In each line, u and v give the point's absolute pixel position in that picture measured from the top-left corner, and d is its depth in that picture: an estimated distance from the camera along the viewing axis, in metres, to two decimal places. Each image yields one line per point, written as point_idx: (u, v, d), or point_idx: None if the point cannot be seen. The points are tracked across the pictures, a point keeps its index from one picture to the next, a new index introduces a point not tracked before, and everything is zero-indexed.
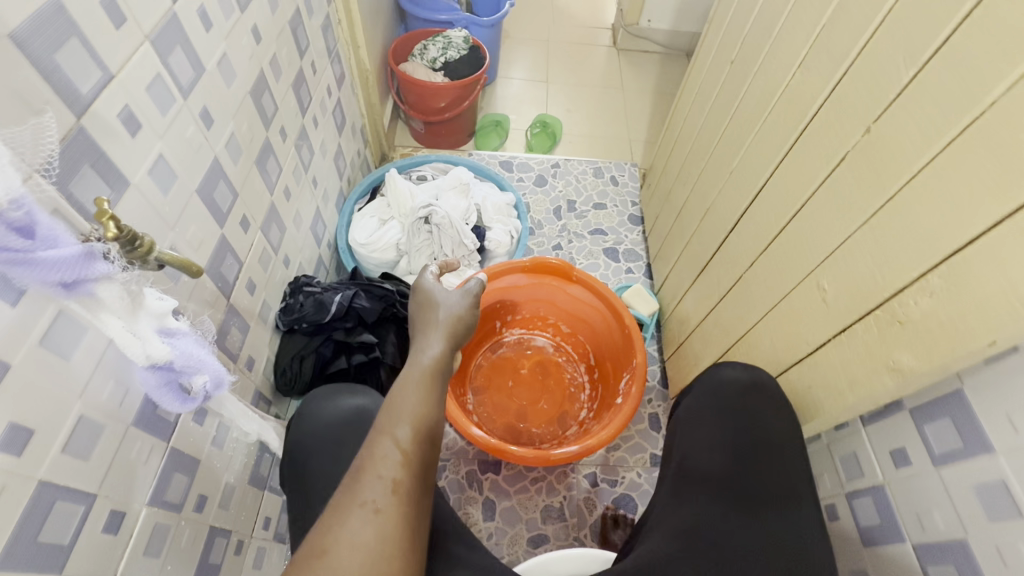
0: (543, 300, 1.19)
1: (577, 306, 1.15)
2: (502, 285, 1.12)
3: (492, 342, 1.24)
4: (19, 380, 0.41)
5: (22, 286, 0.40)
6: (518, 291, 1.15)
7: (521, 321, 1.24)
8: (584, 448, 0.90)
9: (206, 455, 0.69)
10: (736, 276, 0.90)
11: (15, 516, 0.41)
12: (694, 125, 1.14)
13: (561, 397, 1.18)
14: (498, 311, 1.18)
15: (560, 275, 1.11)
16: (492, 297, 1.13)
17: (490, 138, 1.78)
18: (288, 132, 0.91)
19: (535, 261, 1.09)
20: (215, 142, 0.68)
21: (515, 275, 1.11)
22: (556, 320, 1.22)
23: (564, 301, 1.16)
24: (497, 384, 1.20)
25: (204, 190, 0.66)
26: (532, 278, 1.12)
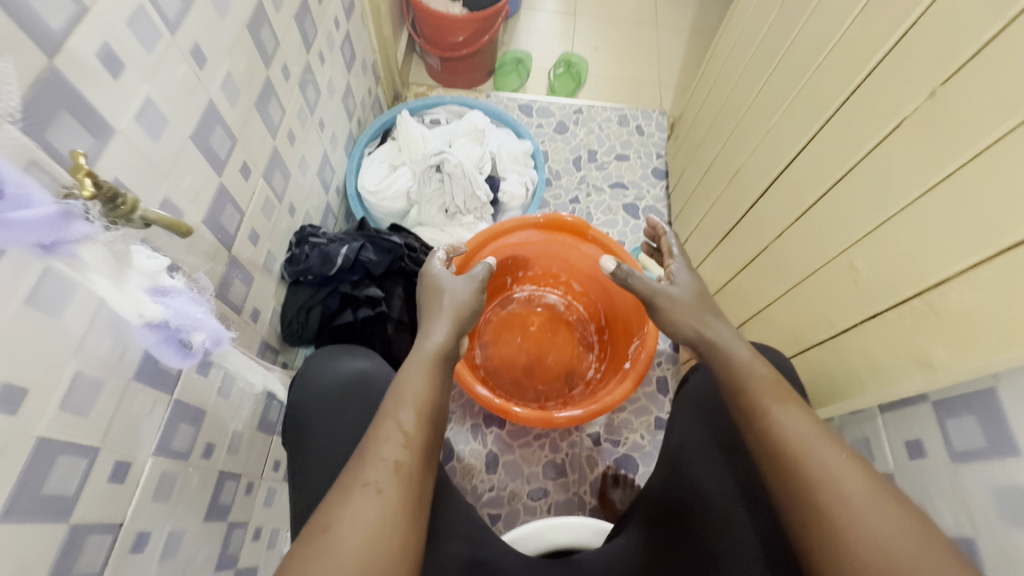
0: (555, 257, 1.14)
1: (591, 266, 1.10)
2: (514, 241, 1.07)
3: (502, 297, 1.21)
4: (8, 338, 0.40)
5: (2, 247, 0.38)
6: (530, 247, 1.11)
7: (532, 278, 1.21)
8: (588, 413, 0.89)
9: (212, 404, 0.70)
10: (762, 245, 0.85)
11: (16, 472, 0.42)
12: (731, 73, 1.03)
13: (568, 356, 1.18)
14: (509, 267, 1.15)
15: (576, 233, 1.06)
16: (504, 253, 1.09)
17: (510, 78, 1.66)
18: (291, 70, 0.85)
19: (550, 217, 1.04)
20: (209, 83, 0.63)
21: (529, 231, 1.06)
22: (568, 278, 1.18)
23: (578, 261, 1.12)
24: (505, 340, 1.19)
25: (199, 136, 0.62)
26: (546, 235, 1.07)
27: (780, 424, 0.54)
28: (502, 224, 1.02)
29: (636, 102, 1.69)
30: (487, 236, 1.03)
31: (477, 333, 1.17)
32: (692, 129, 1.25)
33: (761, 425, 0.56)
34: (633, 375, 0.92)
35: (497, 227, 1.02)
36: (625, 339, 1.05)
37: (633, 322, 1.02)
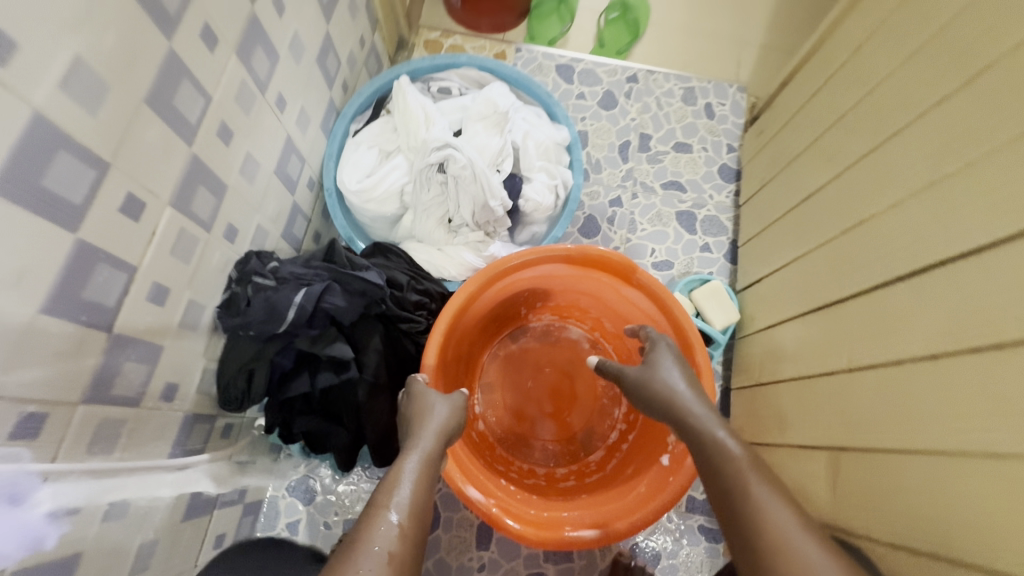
0: (585, 293, 0.89)
1: (630, 311, 0.85)
2: (530, 276, 0.83)
3: (515, 328, 0.98)
4: None
5: None
6: (554, 279, 0.85)
7: (553, 308, 0.96)
8: (606, 532, 0.69)
9: (96, 538, 0.51)
10: (890, 356, 0.57)
11: None
12: (870, 67, 0.71)
13: (588, 409, 0.96)
14: (524, 298, 0.90)
15: (615, 272, 0.80)
16: (517, 287, 0.84)
17: (549, 22, 1.28)
18: (224, 33, 0.57)
19: (580, 251, 0.78)
20: (32, 84, 0.37)
21: (552, 264, 0.80)
22: (598, 316, 0.93)
23: (613, 301, 0.86)
24: (513, 382, 0.97)
25: (15, 181, 0.37)
26: (573, 270, 0.82)
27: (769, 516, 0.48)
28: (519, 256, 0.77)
29: (706, 66, 1.33)
30: (499, 271, 0.78)
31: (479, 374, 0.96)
32: (785, 129, 0.93)
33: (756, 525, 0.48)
34: (671, 489, 0.70)
35: (505, 262, 0.77)
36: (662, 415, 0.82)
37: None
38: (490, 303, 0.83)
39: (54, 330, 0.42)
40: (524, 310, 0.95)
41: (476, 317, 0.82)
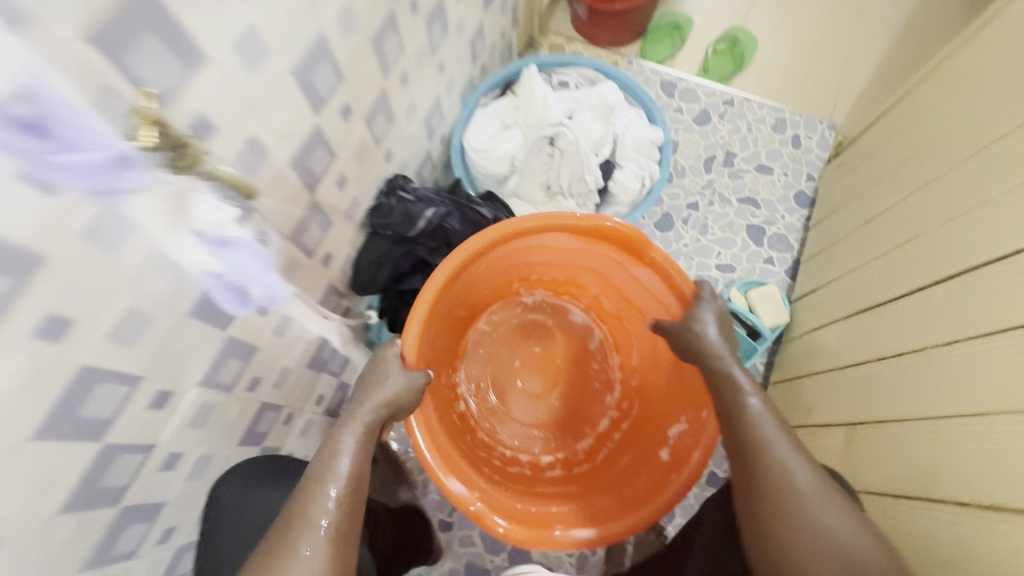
0: (587, 268, 0.96)
1: (631, 290, 0.92)
2: (533, 243, 0.89)
3: (506, 301, 1.05)
4: (62, 265, 0.39)
5: (57, 185, 0.36)
6: (560, 250, 0.92)
7: (547, 283, 1.04)
8: (598, 530, 0.78)
9: (265, 344, 0.70)
10: (918, 345, 0.67)
11: (52, 397, 0.42)
12: (948, 110, 0.80)
13: (579, 389, 1.06)
14: (523, 269, 0.98)
15: (624, 250, 0.85)
16: (521, 253, 0.91)
17: (660, 45, 1.46)
18: (421, 4, 0.77)
19: (590, 223, 0.83)
20: (325, 11, 0.57)
21: (559, 234, 0.86)
22: (596, 293, 1.01)
23: (616, 278, 0.93)
24: (502, 353, 1.06)
25: (301, 71, 0.56)
26: (579, 242, 0.88)
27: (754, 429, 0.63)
28: (529, 222, 0.83)
29: (802, 103, 1.43)
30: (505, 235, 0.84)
31: (466, 342, 1.03)
32: (863, 163, 1.02)
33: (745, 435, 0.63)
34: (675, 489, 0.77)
35: (507, 227, 0.82)
36: (669, 406, 0.89)
37: (677, 394, 0.87)
38: (490, 265, 0.90)
39: (290, 179, 0.62)
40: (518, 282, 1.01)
41: (476, 278, 0.89)
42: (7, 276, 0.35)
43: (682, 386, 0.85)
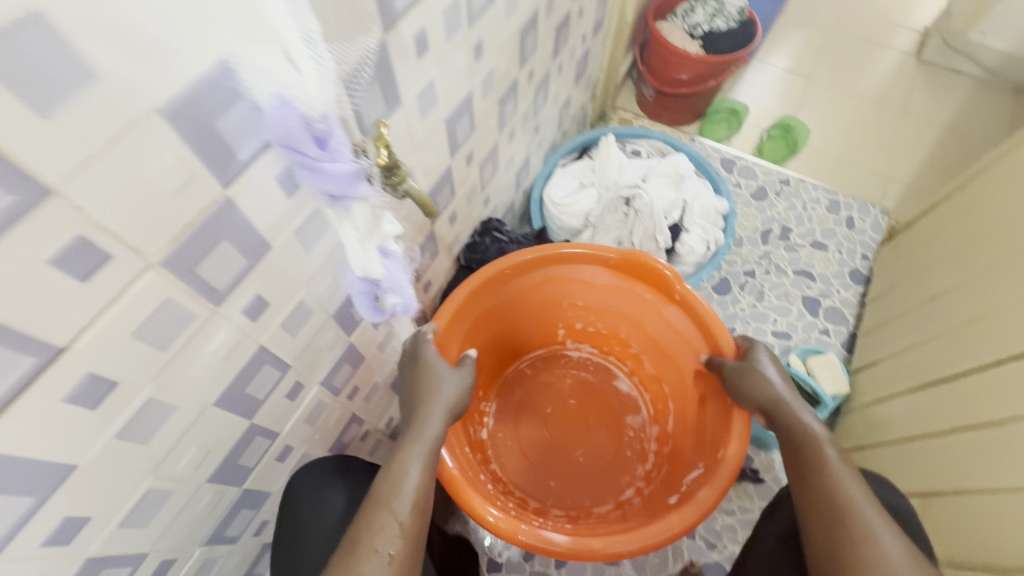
0: (627, 319, 0.88)
1: (672, 344, 0.83)
2: (572, 278, 0.83)
3: (549, 352, 0.98)
4: (275, 255, 0.46)
5: (299, 182, 0.44)
6: (595, 291, 0.85)
7: (592, 339, 0.96)
8: (576, 546, 0.63)
9: (370, 355, 0.75)
10: (989, 416, 0.69)
11: (237, 368, 0.48)
12: (1004, 202, 0.86)
13: (607, 456, 0.91)
14: (565, 312, 0.90)
15: (659, 288, 0.80)
16: (557, 288, 0.85)
17: (717, 126, 1.57)
18: (535, 75, 0.89)
19: (624, 256, 0.79)
20: (476, 75, 0.68)
21: (591, 266, 0.81)
22: (639, 352, 0.91)
23: (654, 327, 0.85)
24: (533, 406, 0.95)
25: (451, 120, 0.66)
26: (614, 280, 0.82)
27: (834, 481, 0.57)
28: (563, 247, 0.79)
29: (852, 189, 1.51)
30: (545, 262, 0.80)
31: (497, 380, 0.94)
32: (920, 246, 1.07)
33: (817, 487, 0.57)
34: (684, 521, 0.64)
35: (552, 248, 0.78)
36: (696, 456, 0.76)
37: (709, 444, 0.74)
38: (529, 292, 0.84)
39: None
40: (561, 330, 0.95)
41: (508, 304, 0.83)
42: (246, 256, 0.43)
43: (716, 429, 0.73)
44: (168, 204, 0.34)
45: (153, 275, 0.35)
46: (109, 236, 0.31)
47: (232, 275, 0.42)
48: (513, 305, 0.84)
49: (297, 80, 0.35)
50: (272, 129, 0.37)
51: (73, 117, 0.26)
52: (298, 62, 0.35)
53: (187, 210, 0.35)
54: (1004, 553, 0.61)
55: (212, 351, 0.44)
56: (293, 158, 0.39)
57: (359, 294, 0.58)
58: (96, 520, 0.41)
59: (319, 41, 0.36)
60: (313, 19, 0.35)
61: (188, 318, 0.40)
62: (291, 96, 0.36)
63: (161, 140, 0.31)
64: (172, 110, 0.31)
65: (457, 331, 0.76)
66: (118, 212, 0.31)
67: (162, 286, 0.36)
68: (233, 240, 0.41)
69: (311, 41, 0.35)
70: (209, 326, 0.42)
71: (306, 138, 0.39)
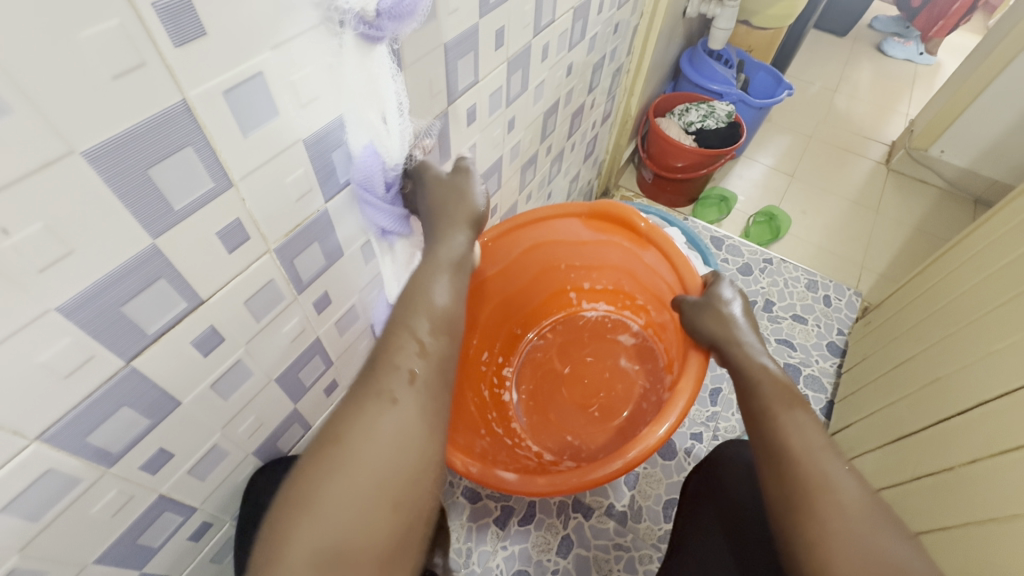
0: (623, 271, 0.97)
1: (658, 285, 0.91)
2: (564, 238, 0.93)
3: (567, 315, 1.06)
4: (344, 262, 0.58)
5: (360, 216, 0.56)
6: (586, 249, 0.96)
7: (603, 294, 1.04)
8: (526, 486, 0.67)
9: None
10: (946, 463, 0.77)
11: (298, 351, 0.58)
12: (954, 284, 1.00)
13: (620, 406, 0.95)
14: (566, 273, 1.00)
15: (628, 230, 0.89)
16: (551, 253, 0.95)
17: (709, 210, 1.77)
18: (552, 149, 1.06)
19: (594, 206, 0.88)
20: (507, 143, 0.83)
21: (570, 222, 0.90)
22: (645, 303, 0.97)
23: (642, 273, 0.93)
24: (555, 366, 1.02)
25: (484, 177, 0.81)
26: (597, 236, 0.92)
27: (785, 427, 0.57)
28: (540, 207, 0.88)
29: (831, 273, 1.67)
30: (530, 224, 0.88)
31: (521, 349, 1.03)
32: (886, 321, 1.19)
33: (765, 428, 0.59)
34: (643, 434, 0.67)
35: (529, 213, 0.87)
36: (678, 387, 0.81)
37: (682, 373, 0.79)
38: (524, 257, 0.92)
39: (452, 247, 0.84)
40: (572, 293, 1.04)
41: (509, 268, 0.91)
42: (326, 257, 0.54)
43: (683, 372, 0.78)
44: (291, 207, 0.46)
45: (267, 258, 0.47)
46: (252, 222, 0.43)
47: (313, 271, 0.54)
48: (519, 269, 0.93)
49: (386, 138, 0.49)
50: (358, 170, 0.50)
51: (258, 137, 0.39)
52: (389, 126, 0.48)
53: (301, 213, 0.48)
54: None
55: (285, 331, 0.54)
56: (363, 193, 0.52)
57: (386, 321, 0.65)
58: (174, 460, 0.49)
59: (406, 116, 0.49)
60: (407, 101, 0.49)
61: (278, 299, 0.51)
62: (377, 148, 0.49)
63: (298, 160, 0.44)
64: (309, 141, 0.44)
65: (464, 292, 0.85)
66: (263, 207, 0.43)
67: (271, 267, 0.48)
68: (321, 243, 0.53)
69: (402, 115, 0.49)
70: (290, 309, 0.53)
71: (379, 181, 0.51)
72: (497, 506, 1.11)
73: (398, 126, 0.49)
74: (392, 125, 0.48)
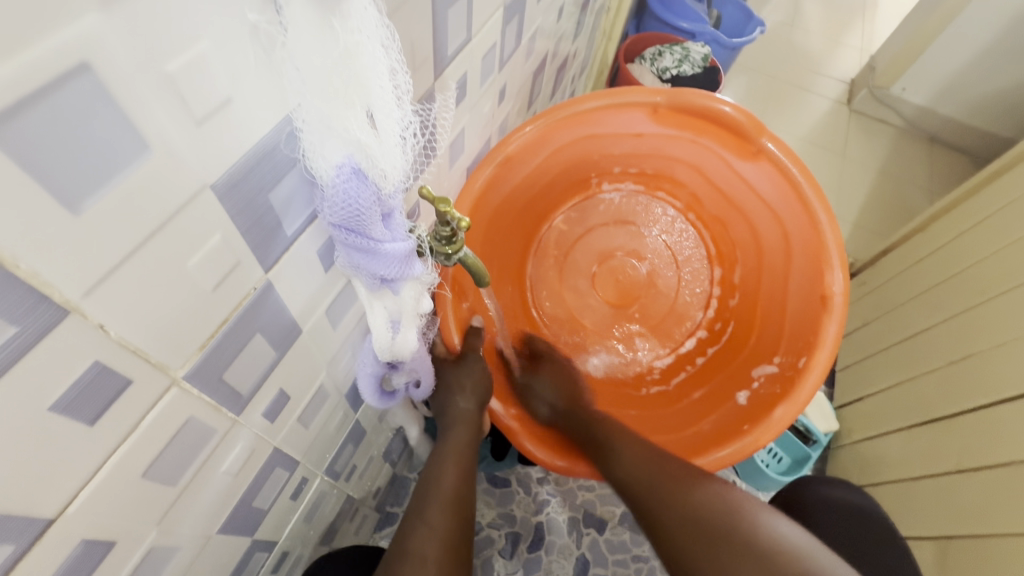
0: (679, 162, 0.74)
1: (746, 201, 0.70)
2: (624, 129, 0.69)
3: (583, 200, 0.80)
4: (302, 342, 0.38)
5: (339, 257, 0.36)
6: (638, 141, 0.72)
7: (636, 175, 0.78)
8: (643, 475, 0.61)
9: (371, 429, 0.66)
10: (1002, 459, 0.71)
11: (249, 478, 0.39)
12: (976, 246, 0.93)
13: (656, 310, 0.79)
14: (596, 162, 0.74)
15: (731, 133, 0.66)
16: (587, 145, 0.70)
17: None
18: (535, 116, 0.85)
19: (676, 97, 0.65)
20: (495, 120, 0.63)
21: (633, 113, 0.67)
22: (696, 191, 0.77)
23: (717, 175, 0.71)
24: (568, 265, 0.80)
25: (470, 168, 0.61)
26: (676, 130, 0.68)
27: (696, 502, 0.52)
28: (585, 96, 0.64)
29: None
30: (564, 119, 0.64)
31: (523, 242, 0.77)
32: (889, 283, 1.12)
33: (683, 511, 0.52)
34: (776, 413, 0.59)
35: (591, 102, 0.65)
36: (765, 328, 0.70)
37: (786, 325, 0.66)
38: (561, 154, 0.69)
39: None
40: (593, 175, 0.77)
41: (533, 173, 0.67)
42: (277, 347, 0.34)
43: (798, 315, 0.65)
44: (205, 303, 0.25)
45: (176, 394, 0.26)
46: (131, 356, 0.22)
47: (258, 375, 0.33)
48: (551, 165, 0.69)
49: (378, 152, 0.27)
50: (332, 208, 0.28)
51: (109, 205, 0.18)
52: (380, 129, 0.27)
53: (225, 305, 0.27)
54: None
55: (225, 470, 0.34)
56: (346, 240, 0.30)
57: (370, 371, 0.46)
58: None
59: (407, 104, 0.29)
60: (405, 75, 0.28)
61: (207, 437, 0.31)
62: (364, 168, 0.27)
63: (207, 224, 0.23)
64: (224, 185, 0.23)
65: (491, 203, 0.63)
66: (148, 325, 0.22)
67: (186, 403, 0.27)
68: (266, 332, 0.32)
69: (399, 105, 0.28)
70: (229, 439, 0.33)
71: (375, 218, 0.30)
72: (501, 534, 0.98)
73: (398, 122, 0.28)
74: (389, 127, 0.27)
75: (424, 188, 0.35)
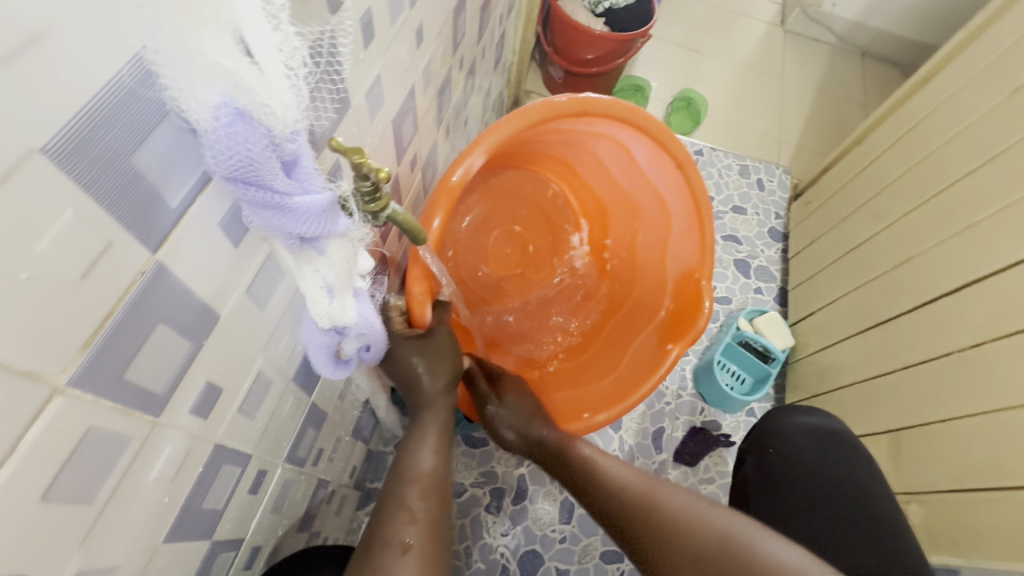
0: (625, 291, 0.83)
1: (622, 344, 0.79)
2: (661, 216, 0.77)
3: (582, 207, 0.89)
4: (225, 329, 0.34)
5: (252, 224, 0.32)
6: (639, 242, 0.81)
7: (605, 263, 0.87)
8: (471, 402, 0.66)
9: (331, 409, 0.63)
10: (946, 349, 0.76)
11: (191, 481, 0.35)
12: (908, 151, 0.96)
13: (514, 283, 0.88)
14: (623, 222, 0.84)
15: (686, 321, 0.72)
16: (632, 191, 0.79)
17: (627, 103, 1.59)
18: (464, 59, 0.80)
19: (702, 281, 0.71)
20: (417, 64, 0.58)
21: (685, 242, 0.74)
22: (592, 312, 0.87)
23: (631, 321, 0.80)
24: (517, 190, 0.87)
25: (397, 120, 0.57)
26: (671, 278, 0.76)
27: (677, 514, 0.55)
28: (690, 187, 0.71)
29: (753, 152, 1.62)
30: (663, 165, 0.71)
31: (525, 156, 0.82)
32: (830, 199, 1.15)
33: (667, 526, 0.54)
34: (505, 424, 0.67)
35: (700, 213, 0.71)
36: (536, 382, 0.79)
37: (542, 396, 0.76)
38: (626, 179, 0.78)
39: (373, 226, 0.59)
40: (597, 222, 0.88)
41: (602, 151, 0.76)
42: (191, 336, 0.31)
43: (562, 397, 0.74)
44: (72, 299, 0.22)
45: (64, 402, 0.23)
46: None
47: (174, 370, 0.30)
48: (605, 156, 0.77)
49: (262, 86, 0.24)
50: (219, 159, 0.25)
51: None
52: (262, 62, 0.24)
53: (106, 292, 0.23)
54: (994, 471, 0.65)
55: (157, 476, 0.31)
56: (248, 197, 0.27)
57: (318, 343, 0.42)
58: None
59: (287, 26, 0.26)
60: None
61: (121, 444, 0.27)
62: (248, 108, 0.24)
63: (49, 195, 0.19)
64: (67, 146, 0.19)
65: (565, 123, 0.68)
66: None
67: (81, 413, 0.24)
68: (172, 321, 0.28)
69: (275, 27, 0.25)
70: (152, 446, 0.30)
71: (273, 166, 0.26)
72: (485, 491, 0.99)
73: (278, 49, 0.25)
74: (271, 60, 0.24)
75: (335, 138, 0.32)
